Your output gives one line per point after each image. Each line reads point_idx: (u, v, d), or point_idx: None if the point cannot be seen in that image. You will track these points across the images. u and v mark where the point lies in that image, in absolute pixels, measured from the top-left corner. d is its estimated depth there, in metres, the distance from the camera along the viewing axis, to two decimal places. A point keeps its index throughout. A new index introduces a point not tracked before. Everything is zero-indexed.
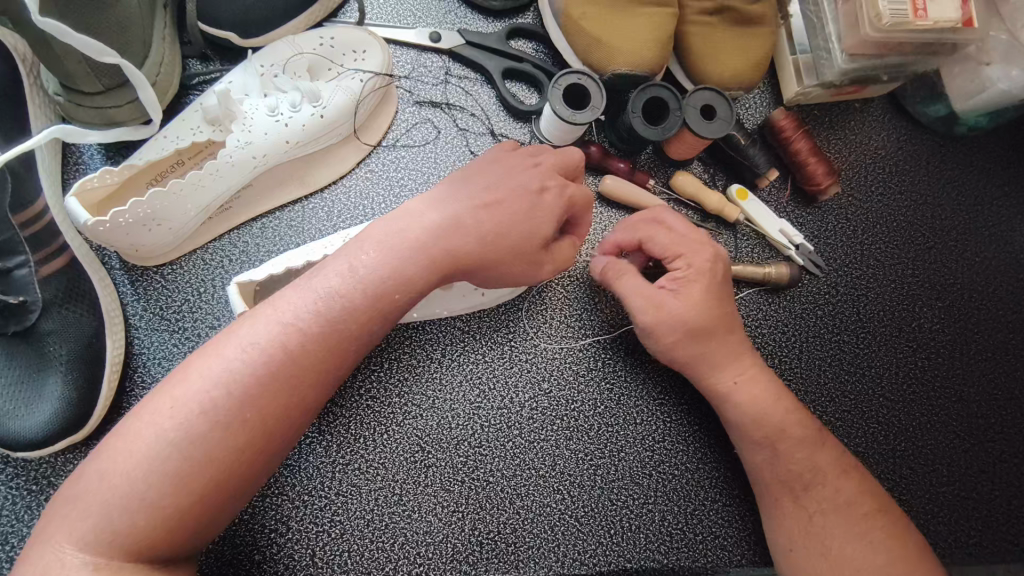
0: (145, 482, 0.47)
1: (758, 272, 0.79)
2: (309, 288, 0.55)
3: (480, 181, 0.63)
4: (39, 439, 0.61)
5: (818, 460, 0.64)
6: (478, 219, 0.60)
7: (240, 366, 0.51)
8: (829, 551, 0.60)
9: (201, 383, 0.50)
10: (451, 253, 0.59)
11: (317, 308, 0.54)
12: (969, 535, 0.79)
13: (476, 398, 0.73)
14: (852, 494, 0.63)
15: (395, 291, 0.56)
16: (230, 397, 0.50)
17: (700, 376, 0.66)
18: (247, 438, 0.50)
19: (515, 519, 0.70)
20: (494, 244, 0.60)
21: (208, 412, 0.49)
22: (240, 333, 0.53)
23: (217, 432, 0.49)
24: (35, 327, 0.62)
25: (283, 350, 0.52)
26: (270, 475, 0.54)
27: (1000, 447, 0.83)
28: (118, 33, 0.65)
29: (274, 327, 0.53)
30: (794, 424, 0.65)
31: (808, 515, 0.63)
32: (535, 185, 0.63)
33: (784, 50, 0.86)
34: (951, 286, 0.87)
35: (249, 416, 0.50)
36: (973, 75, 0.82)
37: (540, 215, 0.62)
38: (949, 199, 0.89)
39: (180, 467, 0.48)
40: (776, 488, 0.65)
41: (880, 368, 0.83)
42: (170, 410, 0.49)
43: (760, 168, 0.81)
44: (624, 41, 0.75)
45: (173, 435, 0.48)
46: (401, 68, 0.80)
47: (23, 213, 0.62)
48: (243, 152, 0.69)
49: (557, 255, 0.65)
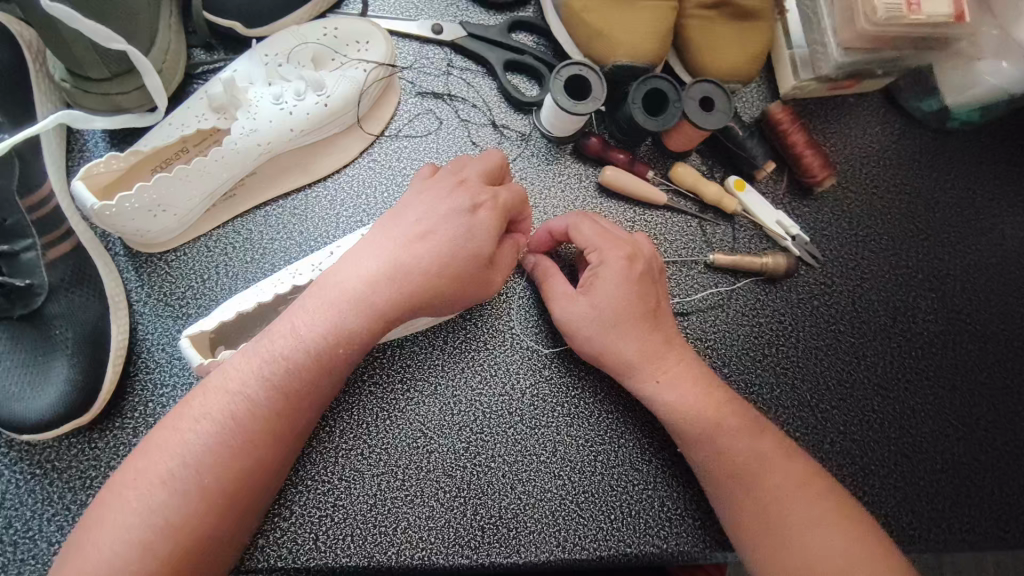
0: (117, 548, 0.50)
1: (756, 262, 0.81)
2: (257, 353, 0.58)
3: (408, 216, 0.65)
4: (45, 421, 0.61)
5: (760, 449, 0.64)
6: (411, 254, 0.62)
7: (196, 443, 0.54)
8: (787, 541, 0.59)
9: (173, 453, 0.53)
10: (393, 300, 0.61)
11: (262, 373, 0.57)
12: (962, 522, 0.80)
13: (477, 384, 0.75)
14: (792, 484, 0.62)
15: (336, 347, 0.59)
16: (186, 467, 0.53)
17: (669, 389, 0.67)
18: (208, 502, 0.52)
19: (517, 505, 0.71)
20: (441, 272, 0.62)
21: (168, 480, 0.52)
22: (192, 409, 0.56)
23: (179, 496, 0.52)
24: (41, 310, 0.63)
25: (234, 419, 0.55)
26: (247, 526, 0.56)
27: (993, 434, 0.84)
28: (127, 20, 0.66)
29: (224, 398, 0.56)
30: (743, 424, 0.65)
31: (762, 504, 0.61)
32: (467, 204, 0.65)
33: (782, 45, 0.87)
34: (944, 277, 0.88)
35: (206, 483, 0.53)
36: (966, 70, 0.84)
37: (478, 235, 0.64)
38: (941, 192, 0.91)
39: (147, 537, 0.51)
40: (722, 477, 0.64)
41: (874, 357, 0.84)
42: (135, 478, 0.53)
43: (757, 160, 0.83)
44: (626, 32, 0.76)
45: (140, 506, 0.52)
46: (403, 60, 0.81)
47: (32, 196, 0.63)
48: (249, 139, 0.69)
49: (502, 267, 0.67)
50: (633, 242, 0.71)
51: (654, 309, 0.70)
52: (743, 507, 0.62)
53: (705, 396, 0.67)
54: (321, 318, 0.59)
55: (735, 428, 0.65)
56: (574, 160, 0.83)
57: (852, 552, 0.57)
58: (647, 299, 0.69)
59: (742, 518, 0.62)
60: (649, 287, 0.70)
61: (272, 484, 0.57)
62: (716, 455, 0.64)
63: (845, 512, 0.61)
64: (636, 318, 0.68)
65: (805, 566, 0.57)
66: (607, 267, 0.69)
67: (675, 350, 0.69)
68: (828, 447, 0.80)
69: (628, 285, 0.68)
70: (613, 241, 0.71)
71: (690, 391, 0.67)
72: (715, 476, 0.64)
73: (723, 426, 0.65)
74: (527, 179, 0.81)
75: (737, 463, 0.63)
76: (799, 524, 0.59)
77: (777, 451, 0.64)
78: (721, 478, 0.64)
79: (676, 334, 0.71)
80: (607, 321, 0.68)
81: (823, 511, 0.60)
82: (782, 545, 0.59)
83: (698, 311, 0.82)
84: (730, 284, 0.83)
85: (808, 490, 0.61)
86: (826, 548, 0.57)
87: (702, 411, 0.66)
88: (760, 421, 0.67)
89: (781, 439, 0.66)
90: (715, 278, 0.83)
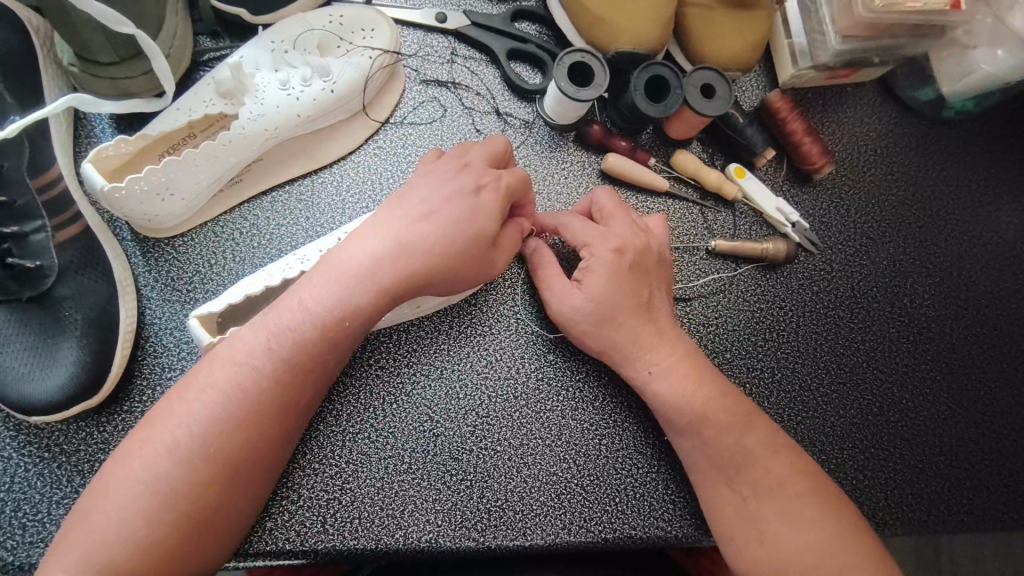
0: (123, 513, 0.51)
1: (757, 248, 0.82)
2: (263, 326, 0.58)
3: (415, 197, 0.66)
4: (54, 403, 0.61)
5: (747, 442, 0.65)
6: (416, 233, 0.63)
7: (205, 415, 0.54)
8: (762, 535, 0.61)
9: (181, 424, 0.54)
10: (399, 275, 0.61)
11: (269, 344, 0.57)
12: (960, 503, 0.82)
13: (483, 369, 0.75)
14: (780, 475, 0.63)
15: (344, 320, 0.59)
16: (191, 436, 0.53)
17: (663, 369, 0.68)
18: (212, 471, 0.53)
19: (522, 487, 0.72)
20: (444, 252, 0.63)
21: (174, 450, 0.53)
22: (198, 378, 0.56)
23: (184, 467, 0.53)
24: (50, 292, 0.63)
25: (239, 389, 0.55)
26: (253, 500, 0.57)
27: (990, 418, 0.86)
28: (135, 4, 0.66)
29: (230, 369, 0.56)
30: (733, 412, 0.66)
31: (743, 499, 0.63)
32: (471, 185, 0.66)
33: (780, 34, 0.89)
34: (941, 264, 0.89)
35: (210, 451, 0.53)
36: (961, 58, 0.85)
37: (480, 216, 0.65)
38: (937, 180, 0.92)
39: (153, 503, 0.51)
40: (707, 468, 0.65)
41: (873, 342, 0.85)
42: (140, 448, 0.53)
43: (756, 147, 0.84)
44: (627, 19, 0.77)
45: (144, 474, 0.52)
46: (408, 48, 0.82)
47: (40, 178, 0.64)
48: (256, 123, 0.70)
49: (505, 246, 0.68)
50: (627, 236, 0.71)
51: (649, 299, 0.70)
52: (726, 498, 0.64)
53: (699, 383, 0.67)
54: (328, 293, 0.59)
55: (727, 420, 0.66)
56: (577, 148, 0.84)
57: (819, 550, 0.59)
58: (639, 292, 0.70)
59: (724, 508, 0.64)
60: (642, 279, 0.70)
61: (278, 457, 0.58)
62: (704, 446, 0.65)
63: (825, 509, 0.62)
64: (630, 311, 0.69)
65: (776, 560, 0.59)
66: (596, 262, 0.69)
67: (669, 341, 0.70)
68: (829, 431, 0.81)
69: (617, 280, 0.69)
70: (605, 235, 0.71)
71: (688, 375, 0.68)
72: (702, 468, 0.65)
73: (715, 413, 0.66)
74: (530, 166, 0.82)
75: (723, 458, 0.64)
76: (776, 520, 0.61)
77: (762, 444, 0.65)
78: (708, 470, 0.65)
79: (670, 323, 0.71)
80: (598, 311, 0.69)
81: (802, 504, 0.62)
82: (756, 539, 0.61)
83: (700, 296, 0.83)
84: (731, 270, 0.84)
85: (790, 484, 0.63)
86: (801, 543, 0.59)
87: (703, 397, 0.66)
88: (752, 412, 0.68)
89: (771, 430, 0.67)
90: (716, 263, 0.84)
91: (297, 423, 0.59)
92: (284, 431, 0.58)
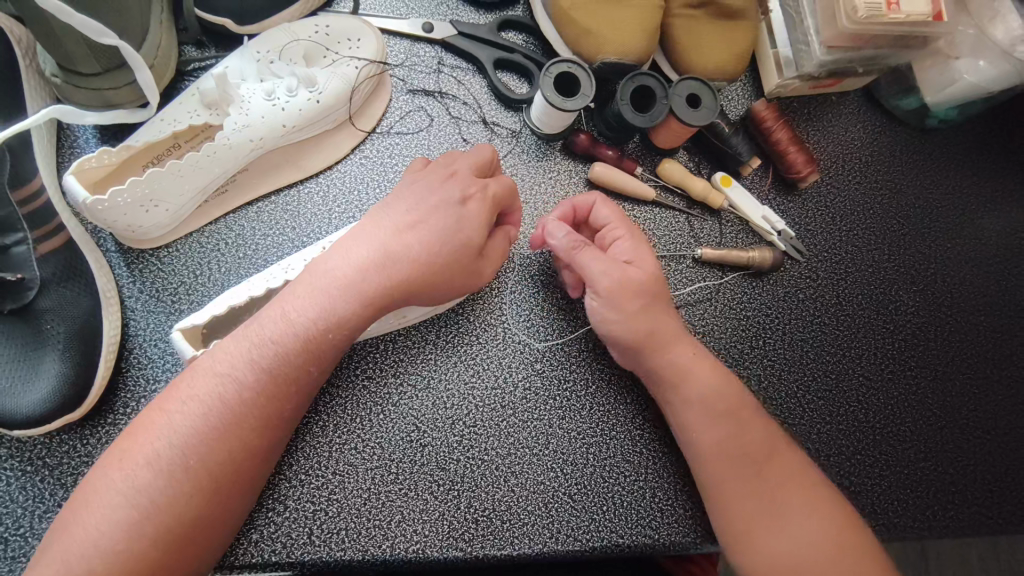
0: (103, 527, 0.50)
1: (743, 256, 0.82)
2: (246, 337, 0.58)
3: (403, 205, 0.66)
4: (36, 416, 0.61)
5: (753, 445, 0.65)
6: (402, 244, 0.63)
7: (187, 427, 0.54)
8: (771, 537, 0.61)
9: (163, 436, 0.54)
10: (385, 285, 0.61)
11: (252, 356, 0.57)
12: (945, 509, 0.82)
13: (470, 378, 0.75)
14: (784, 477, 0.64)
15: (328, 331, 0.59)
16: (173, 448, 0.53)
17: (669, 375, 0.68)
18: (194, 483, 0.53)
19: (509, 497, 0.72)
20: (432, 262, 0.63)
21: (154, 463, 0.53)
22: (180, 390, 0.56)
23: (165, 479, 0.52)
24: (33, 304, 0.63)
25: (221, 401, 0.55)
26: (235, 514, 0.57)
27: (975, 424, 0.86)
28: (118, 15, 0.66)
29: (212, 380, 0.56)
30: (739, 418, 0.66)
31: (750, 503, 0.63)
32: (458, 195, 0.66)
33: (766, 44, 0.89)
34: (926, 271, 0.90)
35: (192, 464, 0.53)
36: (943, 68, 0.86)
37: (468, 226, 0.65)
38: (922, 188, 0.93)
39: (132, 517, 0.51)
40: (720, 476, 0.64)
41: (859, 349, 0.86)
42: (121, 460, 0.53)
43: (742, 156, 0.85)
44: (612, 30, 0.77)
45: (125, 487, 0.52)
46: (394, 58, 0.82)
47: (23, 190, 0.63)
48: (241, 134, 0.70)
49: (493, 255, 0.68)
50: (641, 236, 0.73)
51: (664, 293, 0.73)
52: (733, 499, 0.63)
53: (706, 387, 0.67)
54: (313, 304, 0.59)
55: (734, 422, 0.66)
56: (564, 157, 0.84)
57: (825, 546, 0.60)
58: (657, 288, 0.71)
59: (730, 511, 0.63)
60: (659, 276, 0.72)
61: (260, 469, 0.58)
62: (714, 447, 0.65)
63: (826, 510, 0.62)
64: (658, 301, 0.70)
65: (785, 561, 0.59)
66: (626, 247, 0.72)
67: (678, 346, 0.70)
68: (815, 439, 0.81)
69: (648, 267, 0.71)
70: (629, 227, 0.73)
71: (692, 380, 0.67)
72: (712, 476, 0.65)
73: (724, 417, 0.66)
74: (517, 175, 0.82)
75: (729, 455, 0.64)
76: (783, 520, 0.61)
77: (768, 445, 0.66)
78: (715, 477, 0.65)
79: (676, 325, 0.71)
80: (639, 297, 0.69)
81: (806, 505, 0.62)
82: (764, 540, 0.61)
83: (687, 305, 0.83)
84: (718, 278, 0.85)
85: (795, 485, 0.63)
86: (811, 543, 0.60)
87: (704, 393, 0.67)
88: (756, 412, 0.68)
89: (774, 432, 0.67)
90: (703, 271, 0.84)
91: (280, 434, 0.59)
92: (266, 443, 0.57)
